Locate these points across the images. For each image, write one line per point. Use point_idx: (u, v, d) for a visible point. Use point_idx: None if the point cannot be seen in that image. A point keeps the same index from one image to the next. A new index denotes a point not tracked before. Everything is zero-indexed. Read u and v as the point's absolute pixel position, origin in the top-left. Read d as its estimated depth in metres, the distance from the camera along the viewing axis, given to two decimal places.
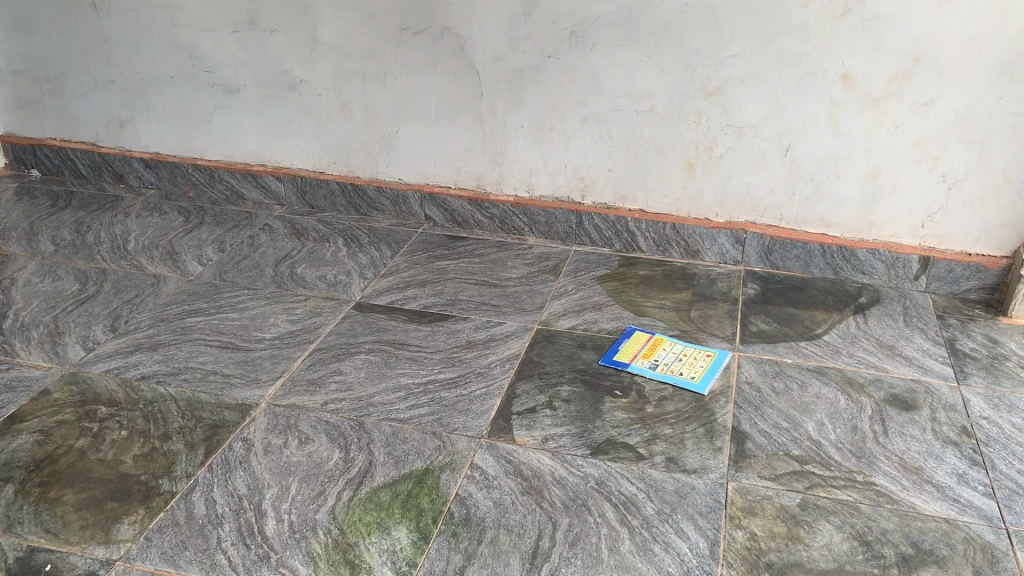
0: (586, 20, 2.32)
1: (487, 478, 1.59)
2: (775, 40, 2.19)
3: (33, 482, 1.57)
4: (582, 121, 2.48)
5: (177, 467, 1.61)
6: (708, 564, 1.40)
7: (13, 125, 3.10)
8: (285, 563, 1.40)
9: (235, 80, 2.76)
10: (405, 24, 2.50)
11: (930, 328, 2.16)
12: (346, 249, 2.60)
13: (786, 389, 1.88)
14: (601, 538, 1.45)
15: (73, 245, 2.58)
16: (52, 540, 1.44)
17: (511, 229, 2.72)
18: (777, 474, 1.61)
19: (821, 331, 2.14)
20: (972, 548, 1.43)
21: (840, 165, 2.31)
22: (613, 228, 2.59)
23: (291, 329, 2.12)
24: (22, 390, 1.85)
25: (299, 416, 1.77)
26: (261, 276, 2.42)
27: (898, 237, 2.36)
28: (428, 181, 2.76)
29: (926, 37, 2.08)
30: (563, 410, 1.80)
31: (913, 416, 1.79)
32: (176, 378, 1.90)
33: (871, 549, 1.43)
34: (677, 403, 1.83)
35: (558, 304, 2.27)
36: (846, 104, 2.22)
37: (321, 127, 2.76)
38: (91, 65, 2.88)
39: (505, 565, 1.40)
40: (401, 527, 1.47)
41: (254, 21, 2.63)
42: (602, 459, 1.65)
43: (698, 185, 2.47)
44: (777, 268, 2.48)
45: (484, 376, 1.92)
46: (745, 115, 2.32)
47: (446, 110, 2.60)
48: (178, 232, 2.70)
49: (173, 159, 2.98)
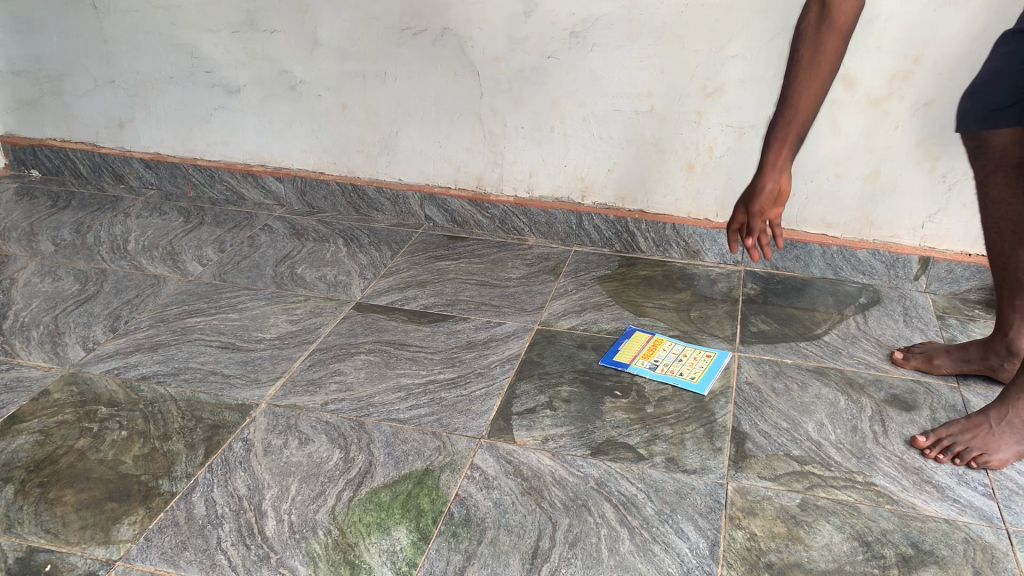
0: (586, 21, 2.33)
1: (487, 479, 1.59)
2: (775, 40, 2.19)
3: (33, 482, 1.57)
4: (582, 121, 2.48)
5: (178, 468, 1.61)
6: (708, 564, 1.40)
7: (12, 126, 3.10)
8: (285, 563, 1.40)
9: (235, 80, 2.76)
10: (405, 24, 2.50)
11: (931, 328, 2.16)
12: (346, 249, 2.60)
13: (786, 389, 1.88)
14: (601, 539, 1.45)
15: (73, 245, 2.59)
16: (52, 541, 1.43)
17: (511, 229, 2.72)
18: (777, 474, 1.61)
19: (821, 331, 2.15)
20: (973, 549, 1.43)
21: (840, 165, 2.30)
22: (613, 228, 2.59)
23: (291, 329, 2.12)
24: (22, 390, 1.85)
25: (300, 416, 1.78)
26: (261, 276, 2.43)
27: (897, 238, 2.36)
28: (428, 181, 2.75)
29: (926, 37, 2.08)
30: (563, 410, 1.80)
31: (913, 417, 1.79)
32: (176, 378, 1.90)
33: (871, 550, 1.43)
34: (677, 403, 1.83)
35: (558, 304, 2.27)
36: (846, 104, 2.22)
37: (320, 127, 2.76)
38: (91, 65, 2.88)
39: (505, 565, 1.39)
40: (401, 527, 1.47)
41: (254, 22, 2.63)
42: (603, 459, 1.65)
43: (697, 185, 2.47)
44: (777, 269, 2.48)
45: (484, 376, 1.92)
46: (745, 115, 2.32)
47: (445, 111, 2.60)
48: (178, 232, 2.71)
49: (173, 159, 2.98)
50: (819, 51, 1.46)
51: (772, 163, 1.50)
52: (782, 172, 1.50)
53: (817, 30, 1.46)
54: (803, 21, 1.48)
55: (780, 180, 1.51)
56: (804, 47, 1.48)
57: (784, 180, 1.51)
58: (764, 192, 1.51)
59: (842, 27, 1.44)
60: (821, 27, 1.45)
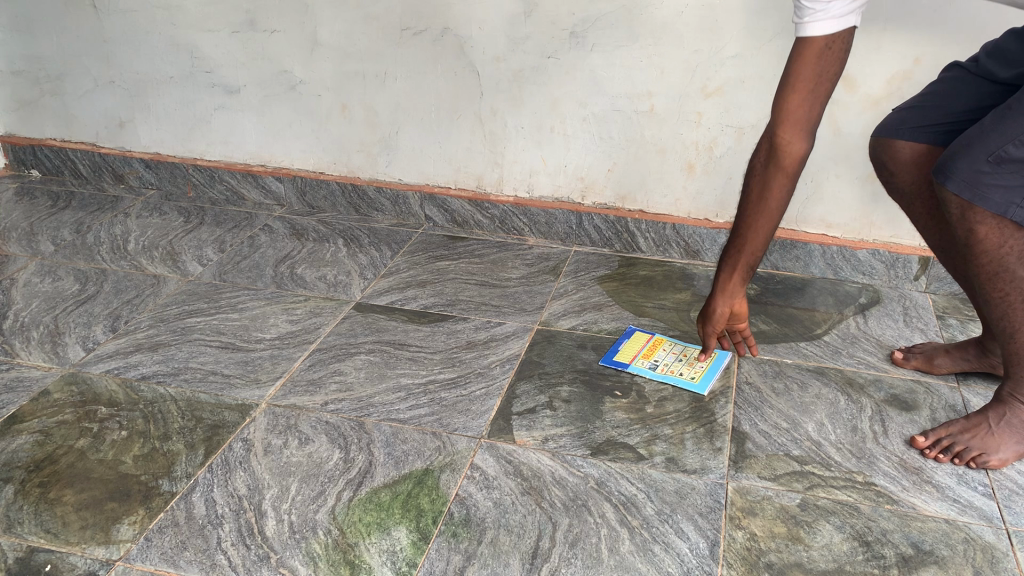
0: (587, 21, 2.33)
1: (487, 479, 1.59)
2: (775, 40, 2.19)
3: (33, 482, 1.57)
4: (582, 120, 2.48)
5: (178, 468, 1.61)
6: (708, 564, 1.40)
7: (12, 126, 3.10)
8: (285, 563, 1.40)
9: (235, 80, 2.76)
10: (406, 24, 2.50)
11: (931, 328, 2.16)
12: (346, 249, 2.60)
13: (786, 389, 1.88)
14: (601, 539, 1.45)
15: (73, 245, 2.59)
16: (52, 541, 1.43)
17: (511, 229, 2.72)
18: (777, 474, 1.61)
19: (821, 331, 2.15)
20: (972, 549, 1.43)
21: (840, 165, 2.31)
22: (613, 228, 2.59)
23: (291, 329, 2.12)
24: (22, 390, 1.85)
25: (299, 416, 1.78)
26: (261, 276, 2.43)
27: (897, 237, 2.36)
28: (428, 181, 2.76)
29: (925, 38, 2.08)
30: (563, 410, 1.80)
31: (913, 417, 1.79)
32: (176, 378, 1.90)
33: (871, 550, 1.43)
34: (677, 403, 1.83)
35: (558, 304, 2.27)
36: (846, 104, 2.22)
37: (320, 127, 2.76)
38: (91, 65, 2.88)
39: (505, 565, 1.39)
40: (401, 527, 1.47)
41: (254, 22, 2.63)
42: (603, 459, 1.65)
43: (698, 185, 2.47)
44: (777, 269, 2.48)
45: (484, 376, 1.92)
46: (745, 115, 2.32)
47: (446, 111, 2.60)
48: (178, 232, 2.71)
49: (173, 159, 2.98)
50: (765, 194, 1.36)
51: (720, 291, 1.48)
52: (731, 299, 1.50)
53: (765, 167, 1.35)
54: (755, 156, 1.38)
55: (731, 305, 1.51)
56: (753, 184, 1.38)
57: (734, 302, 1.51)
58: (715, 311, 1.53)
59: (787, 171, 1.32)
60: (767, 170, 1.34)
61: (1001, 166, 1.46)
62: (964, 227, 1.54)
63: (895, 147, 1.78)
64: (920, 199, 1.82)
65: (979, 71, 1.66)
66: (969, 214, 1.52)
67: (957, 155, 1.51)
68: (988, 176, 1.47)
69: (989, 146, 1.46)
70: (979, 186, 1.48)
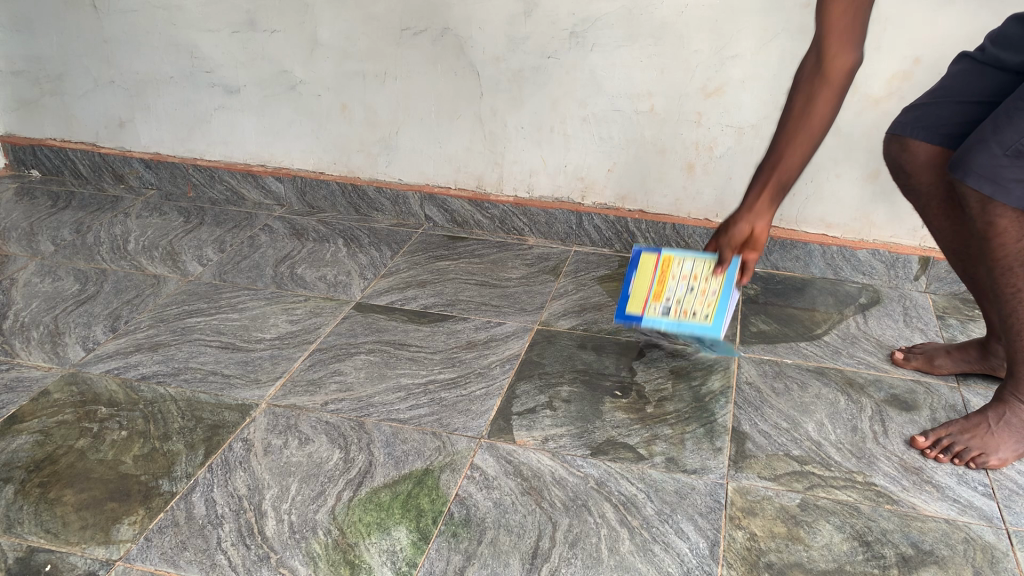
0: (586, 20, 2.33)
1: (487, 479, 1.59)
2: (776, 40, 2.19)
3: (33, 482, 1.57)
4: (582, 120, 2.48)
5: (177, 468, 1.61)
6: (708, 564, 1.40)
7: (12, 126, 3.10)
8: (285, 563, 1.40)
9: (235, 80, 2.76)
10: (405, 24, 2.50)
11: (931, 328, 2.16)
12: (346, 249, 2.60)
13: (786, 389, 1.88)
14: (601, 538, 1.45)
15: (73, 245, 2.59)
16: (52, 541, 1.43)
17: (511, 229, 2.72)
18: (777, 474, 1.61)
19: (821, 331, 2.15)
20: (972, 548, 1.43)
21: (840, 165, 2.30)
22: (613, 228, 2.59)
23: (291, 329, 2.12)
24: (22, 390, 1.85)
25: (299, 416, 1.78)
26: (261, 276, 2.43)
27: (898, 238, 2.36)
28: (428, 181, 2.76)
29: (925, 37, 2.08)
30: (563, 410, 1.80)
31: (913, 417, 1.79)
32: (176, 378, 1.90)
33: (871, 550, 1.43)
34: (677, 403, 1.83)
35: (558, 304, 2.27)
36: (846, 104, 2.22)
37: (320, 127, 2.76)
38: (91, 65, 2.88)
39: (505, 565, 1.39)
40: (401, 527, 1.47)
41: (254, 22, 2.63)
42: (603, 459, 1.65)
43: (698, 185, 2.47)
44: (777, 269, 2.48)
45: (484, 376, 1.92)
46: (746, 115, 2.32)
47: (446, 111, 2.60)
48: (178, 232, 2.71)
49: (173, 159, 2.98)
50: (810, 101, 1.36)
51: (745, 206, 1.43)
52: (757, 220, 1.44)
53: (810, 81, 1.36)
54: (801, 70, 1.39)
55: (755, 224, 1.44)
56: (796, 100, 1.38)
57: (758, 219, 1.43)
58: (738, 229, 1.46)
59: (832, 81, 1.33)
60: (812, 84, 1.35)
61: (1018, 160, 1.43)
62: (985, 220, 1.52)
63: (912, 151, 1.73)
64: (937, 199, 1.76)
65: (988, 60, 1.59)
66: (988, 207, 1.50)
67: (974, 149, 1.47)
68: (1008, 170, 1.44)
69: (1006, 139, 1.42)
70: (999, 179, 1.45)
